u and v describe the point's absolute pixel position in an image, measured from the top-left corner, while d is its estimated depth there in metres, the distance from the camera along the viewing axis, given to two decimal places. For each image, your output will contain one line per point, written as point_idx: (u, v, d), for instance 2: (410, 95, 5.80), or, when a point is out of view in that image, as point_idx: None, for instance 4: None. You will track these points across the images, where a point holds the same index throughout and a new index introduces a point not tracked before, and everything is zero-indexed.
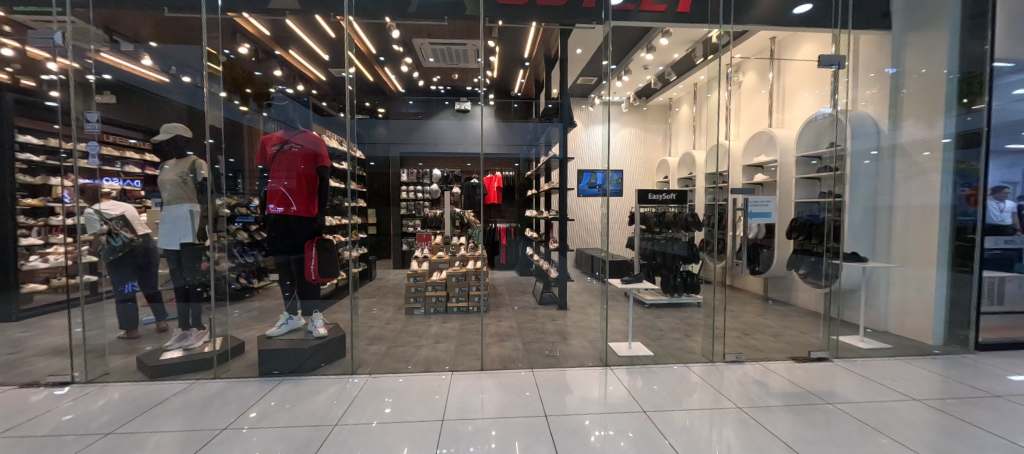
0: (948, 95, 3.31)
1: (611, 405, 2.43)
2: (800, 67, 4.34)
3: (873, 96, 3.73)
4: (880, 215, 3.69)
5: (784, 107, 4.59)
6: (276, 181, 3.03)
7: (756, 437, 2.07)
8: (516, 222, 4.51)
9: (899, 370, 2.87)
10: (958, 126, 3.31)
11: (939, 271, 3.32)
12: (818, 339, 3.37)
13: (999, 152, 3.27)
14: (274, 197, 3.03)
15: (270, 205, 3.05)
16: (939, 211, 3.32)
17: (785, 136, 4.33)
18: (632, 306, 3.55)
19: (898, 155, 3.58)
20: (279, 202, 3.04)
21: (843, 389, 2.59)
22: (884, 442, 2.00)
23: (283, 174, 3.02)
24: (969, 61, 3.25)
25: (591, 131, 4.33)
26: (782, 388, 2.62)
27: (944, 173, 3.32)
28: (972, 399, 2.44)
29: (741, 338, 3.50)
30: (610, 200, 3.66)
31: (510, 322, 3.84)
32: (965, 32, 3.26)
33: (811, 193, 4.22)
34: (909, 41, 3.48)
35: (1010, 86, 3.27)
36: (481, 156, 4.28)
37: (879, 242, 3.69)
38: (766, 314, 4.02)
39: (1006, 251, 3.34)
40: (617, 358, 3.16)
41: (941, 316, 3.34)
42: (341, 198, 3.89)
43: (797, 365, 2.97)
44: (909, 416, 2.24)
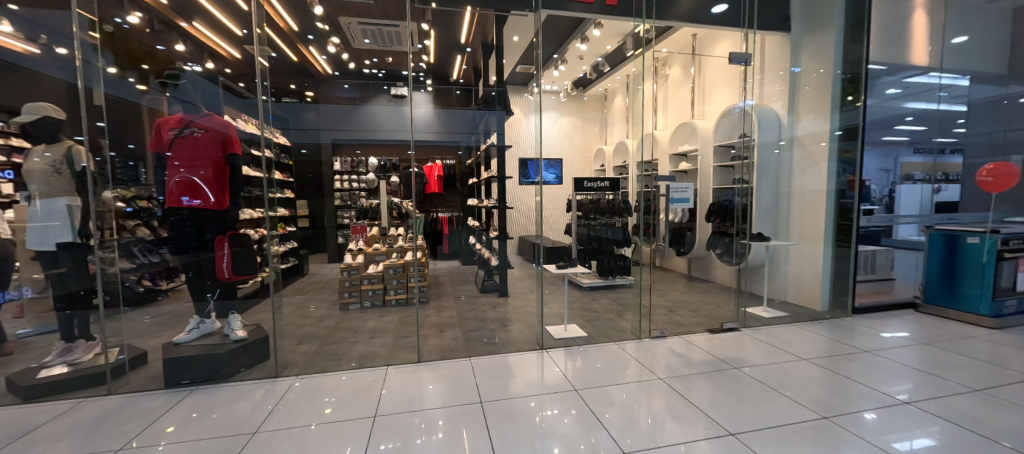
0: (835, 93, 3.73)
1: (548, 386, 2.53)
2: (716, 63, 4.60)
3: (776, 91, 4.13)
4: (781, 199, 4.16)
5: (704, 100, 4.85)
6: (187, 172, 2.71)
7: (674, 405, 2.26)
8: (460, 212, 4.56)
9: (794, 334, 3.29)
10: (842, 120, 3.77)
11: (825, 246, 3.81)
12: (730, 311, 3.74)
13: (874, 144, 3.80)
14: (185, 190, 2.69)
15: (182, 199, 2.71)
16: (825, 195, 3.79)
17: (705, 127, 4.67)
18: (568, 290, 3.69)
19: (797, 146, 4.01)
20: (193, 194, 2.71)
21: (749, 354, 2.91)
22: (778, 398, 2.29)
23: (194, 163, 2.71)
24: (850, 64, 3.70)
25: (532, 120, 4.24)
26: (697, 358, 2.88)
27: (830, 161, 3.79)
28: (848, 355, 2.86)
29: (666, 314, 3.79)
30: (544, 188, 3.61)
31: (451, 312, 3.84)
32: (847, 37, 3.69)
33: (726, 179, 4.59)
34: (806, 42, 3.91)
35: (884, 87, 3.80)
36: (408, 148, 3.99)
37: (781, 224, 4.16)
38: (688, 292, 4.39)
39: (878, 228, 3.94)
40: (553, 340, 3.26)
41: (828, 286, 3.84)
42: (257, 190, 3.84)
43: (714, 337, 3.27)
44: (799, 374, 2.58)
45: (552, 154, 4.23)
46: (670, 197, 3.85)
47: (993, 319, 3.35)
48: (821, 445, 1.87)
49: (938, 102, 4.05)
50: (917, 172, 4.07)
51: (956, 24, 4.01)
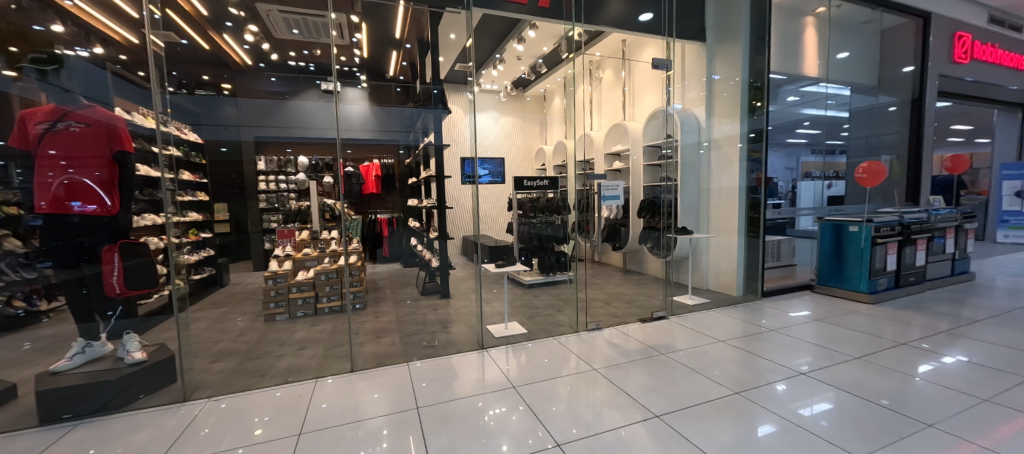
0: (743, 99, 4.11)
1: (490, 385, 2.53)
2: (643, 68, 4.89)
3: (695, 96, 4.47)
4: (702, 195, 4.53)
5: (634, 103, 5.17)
6: (81, 173, 2.38)
7: (609, 394, 2.36)
8: (400, 212, 4.43)
9: (714, 319, 3.60)
10: (750, 125, 4.14)
11: (738, 237, 4.20)
12: (660, 301, 4.00)
13: (779, 145, 4.37)
14: (77, 193, 2.36)
15: (75, 204, 2.38)
16: (737, 191, 4.18)
17: (635, 128, 4.95)
18: (508, 288, 3.73)
19: (715, 147, 4.37)
20: (89, 198, 2.40)
21: (675, 340, 3.14)
22: (699, 379, 2.48)
23: (92, 163, 2.40)
24: (754, 73, 4.08)
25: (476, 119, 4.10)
26: (630, 347, 3.03)
27: (741, 161, 4.16)
28: (757, 335, 3.19)
29: (603, 307, 3.97)
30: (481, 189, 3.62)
31: (389, 317, 3.71)
32: (752, 49, 4.06)
33: (655, 177, 4.91)
34: (719, 51, 4.28)
35: (785, 94, 4.34)
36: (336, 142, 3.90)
37: (702, 218, 4.54)
38: (624, 285, 4.64)
39: (781, 220, 4.46)
40: (494, 339, 3.26)
41: (742, 273, 4.23)
42: (152, 190, 3.56)
43: (645, 326, 3.48)
44: (717, 355, 2.83)
45: (493, 153, 4.24)
46: (602, 195, 3.99)
47: (870, 295, 3.90)
48: (735, 419, 2.05)
49: (827, 108, 4.64)
50: (815, 170, 4.65)
51: (838, 42, 4.61)
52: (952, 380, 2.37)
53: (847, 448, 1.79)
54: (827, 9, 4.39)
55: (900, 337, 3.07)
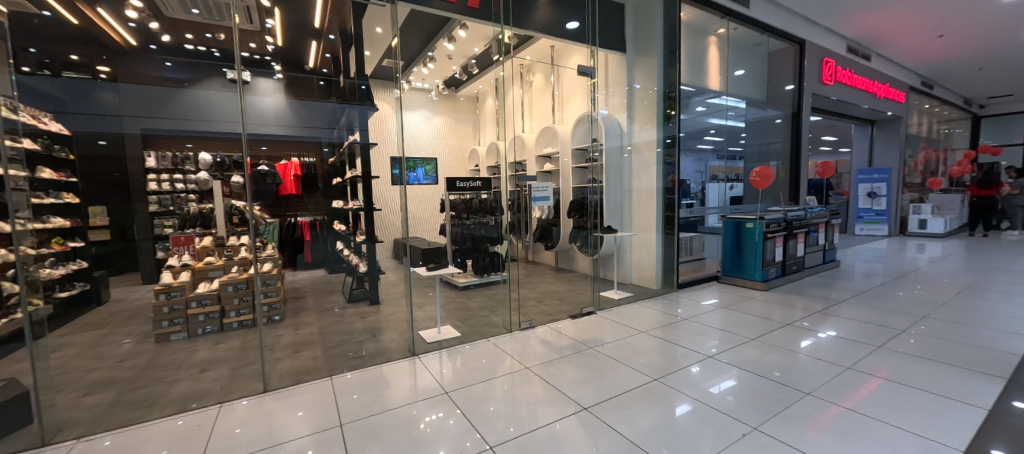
0: (659, 107, 4.45)
1: (423, 392, 2.45)
2: (570, 74, 5.08)
3: (618, 103, 4.75)
4: (625, 196, 4.84)
5: (561, 107, 5.38)
6: None
7: (541, 391, 2.41)
8: (324, 214, 4.32)
9: (637, 312, 3.87)
10: (665, 131, 4.49)
11: (657, 234, 4.56)
12: (589, 297, 4.20)
13: (689, 151, 4.81)
14: None
15: None
16: (655, 192, 4.53)
17: (564, 131, 5.14)
18: (441, 292, 3.64)
19: (636, 151, 4.69)
20: None
21: (602, 334, 3.31)
22: (623, 370, 2.64)
23: None
24: (668, 84, 4.43)
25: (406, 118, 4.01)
26: (561, 343, 3.14)
27: (657, 165, 4.51)
28: (674, 324, 3.48)
29: (535, 305, 4.07)
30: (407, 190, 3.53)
31: (310, 329, 3.43)
32: (665, 63, 4.43)
33: (582, 179, 5.18)
34: (637, 62, 4.61)
35: (694, 105, 4.81)
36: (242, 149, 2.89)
37: (625, 218, 4.86)
38: (556, 283, 4.81)
39: (693, 218, 4.94)
40: (426, 345, 3.18)
41: (660, 268, 4.60)
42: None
43: (576, 322, 3.63)
44: (639, 345, 3.04)
45: (427, 153, 4.16)
46: (533, 195, 4.07)
47: (762, 282, 4.47)
48: (654, 403, 2.21)
49: (728, 118, 5.22)
50: (720, 173, 5.21)
51: (735, 61, 5.23)
52: (825, 353, 2.79)
53: (744, 419, 2.02)
54: (725, 31, 4.95)
55: (787, 318, 3.55)
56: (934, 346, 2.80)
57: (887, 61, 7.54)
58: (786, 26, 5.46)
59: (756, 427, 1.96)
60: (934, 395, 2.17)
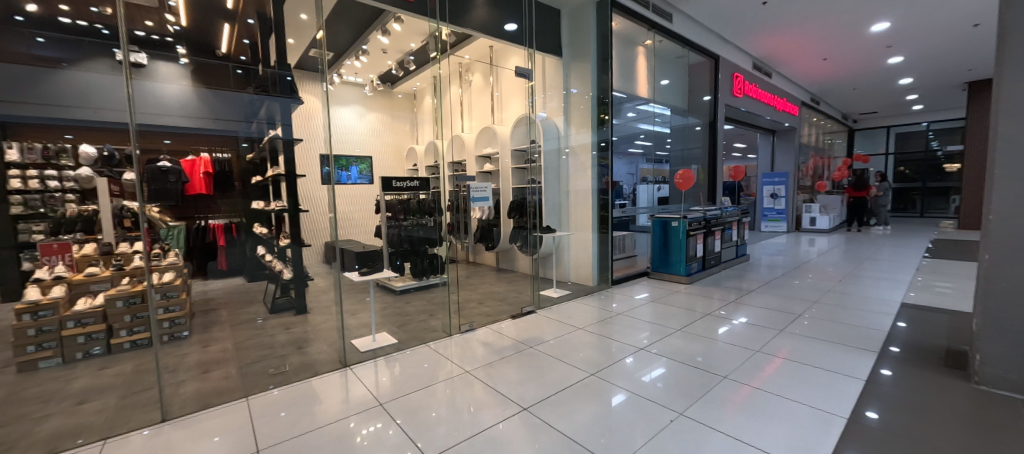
0: (593, 111, 4.65)
1: (357, 405, 2.30)
2: (508, 76, 5.14)
3: (556, 106, 4.87)
4: (563, 197, 4.99)
5: (500, 108, 5.42)
6: None
7: (482, 394, 2.38)
8: (242, 217, 3.89)
9: (575, 309, 3.99)
10: (599, 135, 4.70)
11: (592, 233, 4.74)
12: (529, 296, 4.26)
13: (621, 154, 5.08)
14: None
15: None
16: (590, 193, 4.71)
17: (503, 132, 5.16)
18: (375, 297, 3.46)
19: (573, 154, 4.84)
20: None
21: (542, 333, 3.36)
22: (562, 367, 2.70)
23: None
24: (601, 91, 4.63)
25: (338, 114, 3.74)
26: (502, 344, 3.14)
27: (592, 167, 4.70)
28: (608, 319, 3.65)
29: (476, 307, 4.04)
30: (334, 189, 3.21)
31: (224, 344, 3.08)
32: (598, 69, 4.62)
33: (522, 180, 5.24)
34: (573, 68, 4.76)
35: (625, 111, 5.10)
36: (133, 136, 2.46)
37: (563, 218, 5.01)
38: (497, 283, 4.83)
39: (624, 217, 5.25)
40: (359, 354, 3.00)
41: (596, 266, 4.80)
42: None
43: (516, 321, 3.65)
44: (577, 342, 3.13)
45: (360, 152, 3.91)
46: (472, 196, 4.02)
47: (685, 276, 4.86)
48: (591, 398, 2.28)
49: (655, 124, 5.60)
50: (649, 175, 5.59)
51: (661, 71, 5.63)
52: (738, 338, 3.09)
53: (672, 406, 2.15)
54: (652, 43, 5.31)
55: (707, 308, 3.88)
56: (822, 327, 3.24)
57: (785, 78, 8.60)
58: (703, 42, 5.99)
59: (682, 412, 2.09)
60: (824, 370, 2.50)
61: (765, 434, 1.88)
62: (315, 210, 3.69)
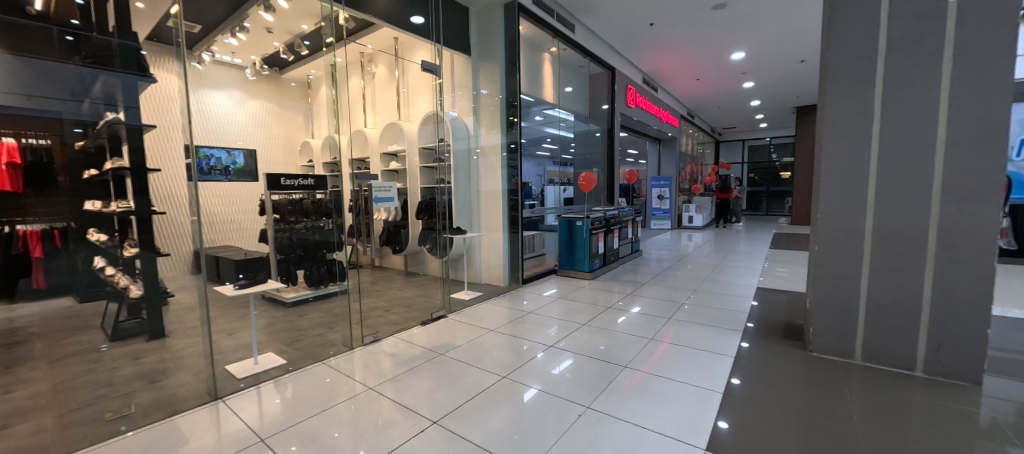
0: (502, 113, 4.68)
1: (235, 441, 1.95)
2: (415, 70, 4.90)
3: (465, 106, 4.81)
4: (473, 197, 4.95)
5: (407, 104, 5.17)
6: None
7: (388, 410, 2.20)
8: (70, 218, 2.91)
9: (486, 310, 3.97)
10: (508, 137, 4.76)
11: (502, 233, 4.78)
12: (439, 300, 4.12)
13: (530, 156, 5.23)
14: None
15: None
16: (500, 194, 4.74)
17: (410, 129, 4.92)
18: (255, 317, 2.81)
19: (483, 154, 4.81)
20: None
21: (453, 337, 3.27)
22: (474, 372, 2.64)
23: None
24: (510, 93, 4.69)
25: (209, 98, 3.14)
26: (411, 353, 2.96)
27: (501, 168, 4.73)
28: (519, 318, 3.71)
29: (382, 315, 3.77)
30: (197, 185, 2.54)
31: (34, 389, 2.36)
32: (507, 71, 4.67)
33: (431, 179, 5.02)
34: (482, 68, 4.74)
35: (533, 114, 5.26)
36: None
37: (473, 218, 4.98)
38: (405, 289, 4.59)
39: (534, 217, 5.42)
40: (237, 381, 2.56)
41: (507, 266, 4.85)
42: None
43: (425, 328, 3.50)
44: (488, 344, 3.11)
45: (238, 142, 3.36)
46: (373, 196, 3.71)
47: (589, 272, 5.21)
48: (503, 401, 2.27)
49: (561, 129, 5.88)
50: (555, 177, 5.87)
51: (565, 78, 5.94)
52: (634, 328, 3.38)
53: (579, 400, 2.24)
54: (556, 50, 5.56)
55: (608, 302, 4.20)
56: (699, 313, 3.73)
57: (668, 94, 9.77)
58: (601, 54, 6.49)
59: (588, 405, 2.19)
60: (701, 350, 2.86)
61: (659, 417, 2.06)
62: (177, 210, 3.06)
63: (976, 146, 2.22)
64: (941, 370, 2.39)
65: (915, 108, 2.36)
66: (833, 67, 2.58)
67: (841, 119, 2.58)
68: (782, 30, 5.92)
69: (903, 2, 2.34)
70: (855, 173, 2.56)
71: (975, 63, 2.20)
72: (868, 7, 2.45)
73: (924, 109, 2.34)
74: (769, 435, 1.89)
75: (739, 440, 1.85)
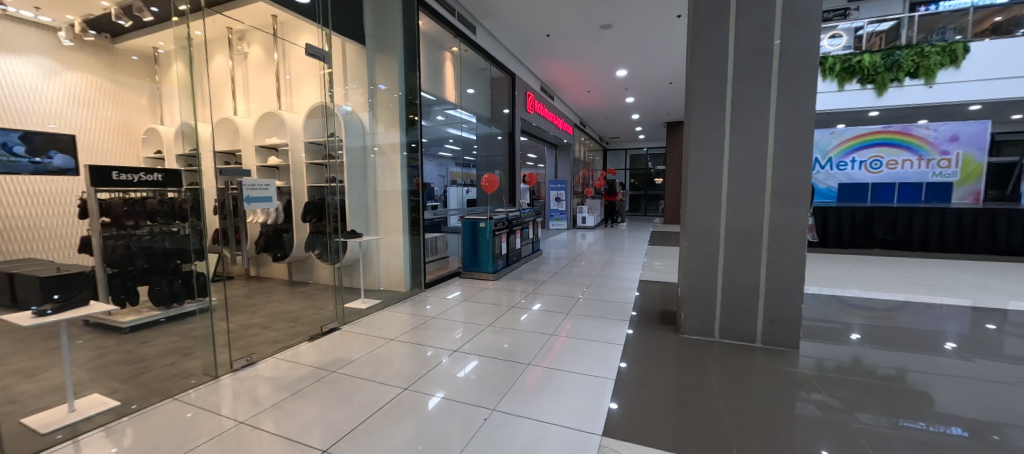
0: (402, 111, 4.45)
1: None
2: (300, 55, 4.37)
3: (360, 101, 4.46)
4: (370, 198, 4.60)
5: (292, 92, 4.59)
6: None
7: (265, 446, 1.88)
8: None
9: (386, 318, 3.72)
10: (407, 136, 4.54)
11: (403, 236, 4.54)
12: (331, 312, 3.72)
13: (431, 156, 5.08)
14: None
15: None
16: (400, 195, 4.49)
17: (293, 120, 4.37)
18: (70, 353, 2.12)
19: (380, 153, 4.51)
20: None
21: (347, 352, 2.97)
22: (371, 387, 2.43)
23: None
24: (409, 89, 4.48)
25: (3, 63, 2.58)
26: (296, 375, 2.61)
27: (401, 168, 4.49)
28: (422, 325, 3.55)
29: (258, 334, 3.25)
30: None
31: None
32: (406, 67, 4.44)
33: (319, 177, 4.56)
34: (378, 60, 4.42)
35: (434, 114, 5.13)
36: None
37: (370, 220, 4.63)
38: (289, 301, 4.04)
39: (436, 218, 5.28)
40: (38, 438, 1.93)
41: (408, 270, 4.61)
42: None
43: (314, 344, 3.12)
44: (389, 355, 2.91)
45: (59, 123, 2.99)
46: (244, 196, 3.13)
47: (492, 273, 5.26)
48: (406, 414, 2.13)
49: (463, 130, 5.85)
50: (459, 178, 5.80)
51: (467, 80, 5.93)
52: (536, 325, 3.51)
53: (484, 404, 2.22)
54: (458, 50, 5.51)
55: (511, 301, 4.29)
56: (592, 306, 4.04)
57: (563, 103, 10.47)
58: (502, 59, 6.63)
59: (493, 408, 2.18)
60: (595, 341, 3.10)
61: (561, 410, 2.15)
62: None
63: (790, 161, 2.83)
64: (770, 339, 2.99)
65: (752, 127, 2.91)
66: (696, 89, 3.04)
67: (702, 135, 3.06)
68: (655, 54, 6.82)
69: (743, 40, 2.87)
70: (712, 180, 3.06)
71: (790, 96, 2.80)
72: (720, 41, 2.95)
73: (759, 129, 2.89)
74: (653, 412, 2.12)
75: (628, 420, 2.04)
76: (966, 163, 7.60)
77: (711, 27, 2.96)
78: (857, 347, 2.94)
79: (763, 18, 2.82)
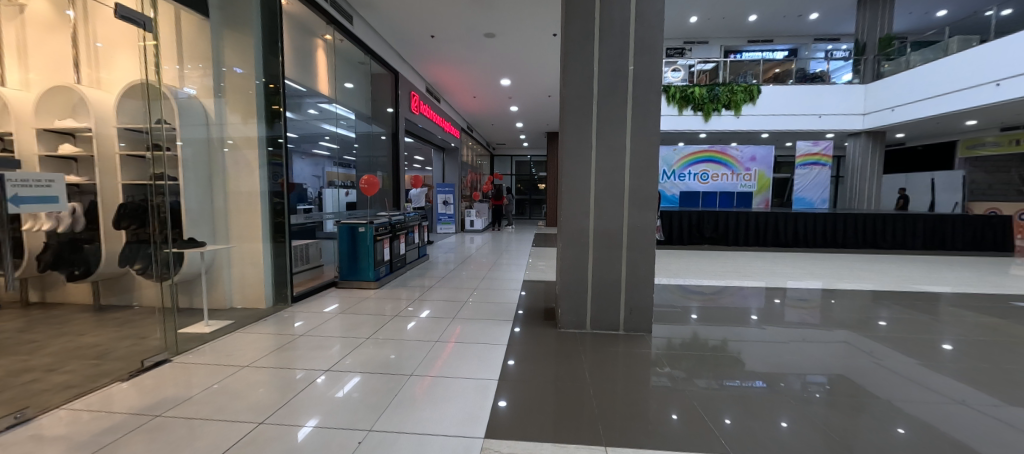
0: (260, 100, 3.87)
1: None
2: (107, 16, 3.53)
3: (206, 85, 3.71)
4: (217, 200, 3.85)
5: (97, 64, 3.66)
6: None
7: None
8: None
9: (238, 342, 3.15)
10: (267, 129, 3.98)
11: (263, 243, 3.94)
12: (159, 340, 2.99)
13: (300, 153, 4.53)
14: None
15: None
16: (259, 196, 3.89)
17: (97, 98, 3.46)
18: None
19: (231, 147, 3.84)
20: None
21: (182, 388, 2.42)
22: (215, 427, 2.02)
23: None
24: (268, 76, 3.92)
25: None
26: (102, 427, 2.01)
27: (261, 166, 3.90)
28: (286, 345, 3.10)
29: (38, 380, 2.42)
30: None
31: None
32: (265, 50, 3.89)
33: (141, 173, 3.71)
34: (226, 38, 3.75)
35: (304, 106, 4.60)
36: None
37: (218, 227, 3.87)
38: (93, 333, 3.12)
39: (308, 223, 4.72)
40: None
41: (270, 283, 4.01)
42: None
43: (131, 383, 2.46)
44: (240, 385, 2.45)
45: None
46: (7, 195, 2.26)
47: (374, 281, 4.91)
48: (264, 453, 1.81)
49: (340, 127, 5.35)
50: (334, 179, 5.29)
51: (343, 72, 5.46)
52: (420, 332, 3.39)
53: (360, 425, 2.04)
54: (332, 39, 5.03)
55: (395, 310, 4.06)
56: (477, 309, 4.08)
57: (450, 106, 10.44)
58: (383, 54, 6.27)
59: (370, 428, 2.02)
60: (479, 344, 3.13)
61: (443, 418, 2.10)
62: None
63: (642, 171, 3.30)
64: (630, 326, 3.43)
65: (613, 141, 3.31)
66: (568, 103, 3.32)
67: (574, 145, 3.35)
68: (535, 67, 7.31)
69: (605, 63, 3.25)
70: (582, 186, 3.37)
71: (641, 115, 3.27)
72: (587, 62, 3.28)
73: (618, 142, 3.30)
74: (535, 406, 2.22)
75: (511, 418, 2.10)
76: (759, 177, 9.84)
77: (579, 47, 3.27)
78: (693, 326, 3.57)
79: (620, 45, 3.23)
